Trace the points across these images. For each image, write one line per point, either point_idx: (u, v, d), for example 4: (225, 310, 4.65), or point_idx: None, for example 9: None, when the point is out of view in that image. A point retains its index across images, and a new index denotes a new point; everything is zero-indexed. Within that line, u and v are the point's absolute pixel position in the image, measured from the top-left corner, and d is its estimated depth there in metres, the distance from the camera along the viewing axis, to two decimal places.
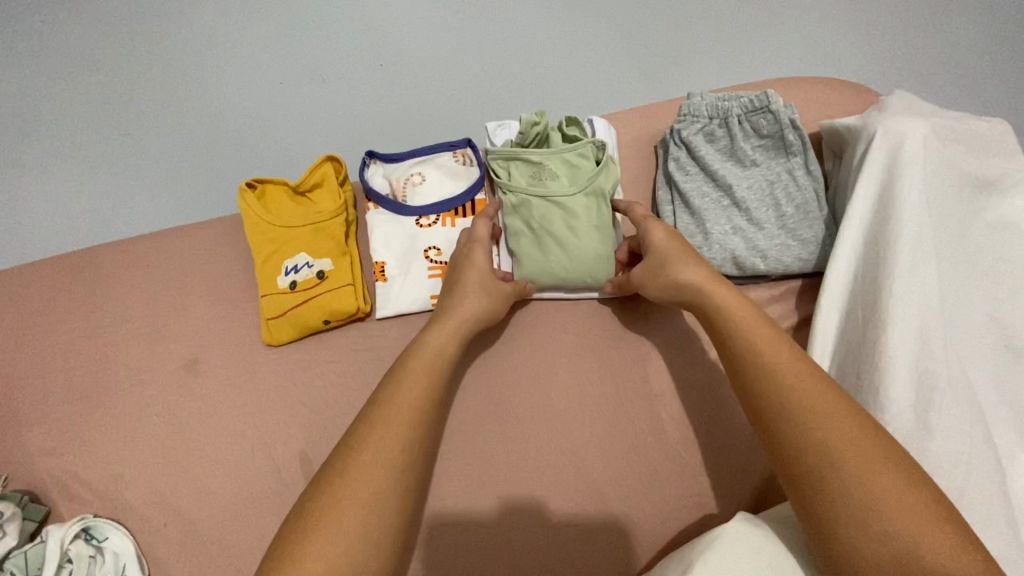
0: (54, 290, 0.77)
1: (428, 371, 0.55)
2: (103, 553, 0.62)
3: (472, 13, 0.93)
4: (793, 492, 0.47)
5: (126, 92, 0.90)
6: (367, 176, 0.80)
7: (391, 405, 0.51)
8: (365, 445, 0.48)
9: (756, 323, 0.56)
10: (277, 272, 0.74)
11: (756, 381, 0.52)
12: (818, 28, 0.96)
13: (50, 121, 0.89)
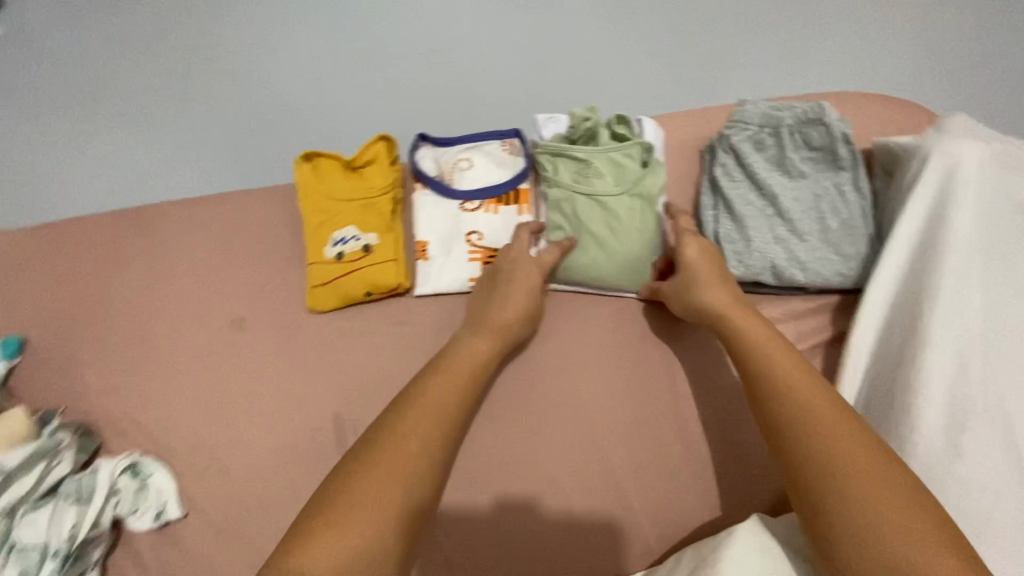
0: (118, 240, 0.82)
1: (467, 378, 0.58)
2: (147, 488, 0.67)
3: (528, 5, 0.95)
4: (803, 512, 0.49)
5: (197, 60, 0.95)
6: (417, 157, 0.83)
7: (427, 403, 0.53)
8: (397, 436, 0.50)
9: (777, 344, 0.58)
10: (326, 242, 0.77)
11: (771, 400, 0.53)
12: (879, 44, 0.94)
13: (126, 82, 0.94)
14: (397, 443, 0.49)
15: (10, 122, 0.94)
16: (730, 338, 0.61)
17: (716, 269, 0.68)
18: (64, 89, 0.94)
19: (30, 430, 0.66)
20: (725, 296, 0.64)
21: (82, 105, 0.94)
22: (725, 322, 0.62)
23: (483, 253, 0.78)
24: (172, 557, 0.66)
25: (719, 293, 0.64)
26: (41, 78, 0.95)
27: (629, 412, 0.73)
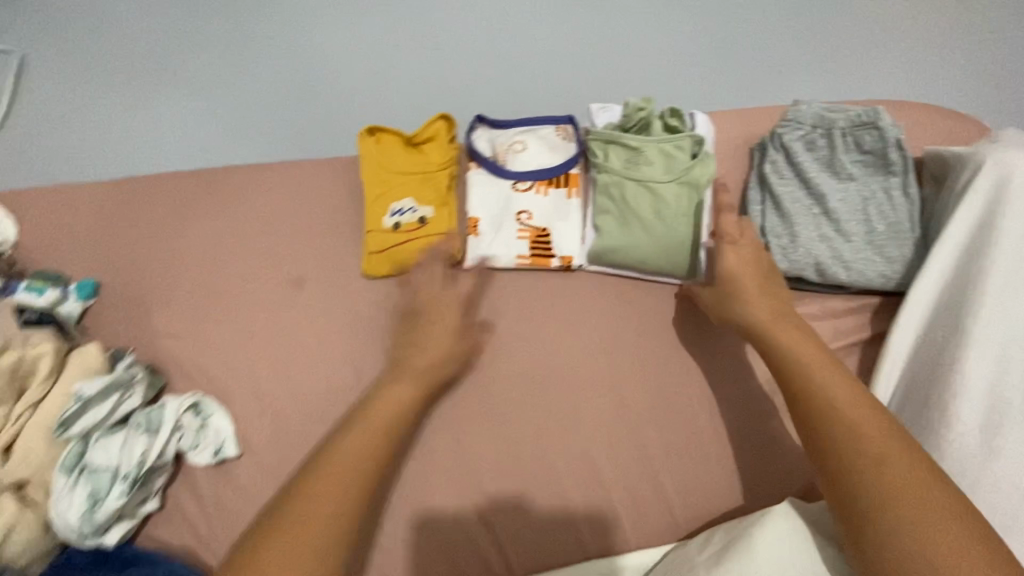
0: (190, 198, 0.87)
1: (381, 434, 0.61)
2: (206, 428, 0.71)
3: (586, 4, 0.98)
4: (848, 530, 0.49)
5: (271, 39, 1.01)
6: (473, 138, 0.86)
7: (338, 465, 0.56)
8: (306, 503, 0.53)
9: (820, 358, 0.58)
10: (383, 212, 0.81)
11: (812, 414, 0.55)
12: (930, 60, 0.96)
13: (208, 59, 1.02)
14: (307, 510, 0.53)
15: (106, 92, 1.03)
16: (770, 350, 0.62)
17: (755, 282, 0.67)
18: (155, 64, 1.03)
19: (104, 364, 0.71)
20: (767, 311, 0.65)
21: (169, 79, 1.02)
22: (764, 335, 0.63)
23: (532, 233, 0.81)
24: (225, 493, 0.70)
25: (761, 308, 0.65)
26: (137, 53, 1.04)
27: (664, 396, 0.75)
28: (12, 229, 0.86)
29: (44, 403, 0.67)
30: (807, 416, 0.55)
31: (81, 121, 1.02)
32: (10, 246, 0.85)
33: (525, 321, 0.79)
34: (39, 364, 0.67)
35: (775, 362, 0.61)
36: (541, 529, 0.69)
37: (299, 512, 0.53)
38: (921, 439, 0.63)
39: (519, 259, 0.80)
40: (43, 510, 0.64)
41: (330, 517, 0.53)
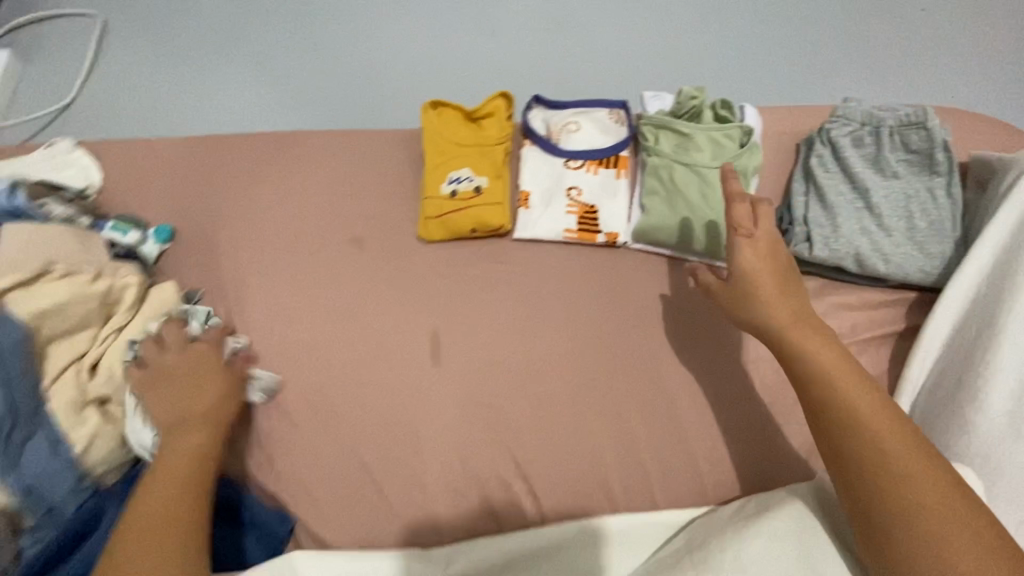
0: (261, 159, 0.93)
1: (187, 473, 0.60)
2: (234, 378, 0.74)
3: (642, 2, 1.03)
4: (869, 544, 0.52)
5: (344, 24, 1.09)
6: (529, 116, 0.90)
7: (153, 512, 0.56)
8: (139, 549, 0.54)
9: (846, 369, 0.57)
10: (441, 180, 0.85)
11: (839, 419, 0.55)
12: (979, 70, 0.97)
13: (283, 37, 1.10)
14: (142, 554, 0.53)
15: (188, 62, 1.11)
16: (790, 356, 0.60)
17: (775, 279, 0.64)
18: (235, 38, 1.11)
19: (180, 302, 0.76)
20: (789, 315, 0.61)
21: (246, 53, 1.10)
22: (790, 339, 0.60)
23: (580, 209, 0.85)
24: (279, 427, 0.75)
25: (784, 312, 0.62)
26: (219, 28, 1.12)
27: (699, 370, 0.77)
28: (99, 175, 0.92)
29: (128, 329, 0.71)
30: (831, 421, 0.56)
31: (165, 88, 1.10)
32: (96, 191, 0.91)
33: (569, 289, 0.82)
34: (125, 293, 0.72)
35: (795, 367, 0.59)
36: (575, 485, 0.73)
37: (137, 555, 0.54)
38: (949, 421, 0.66)
39: (567, 233, 0.84)
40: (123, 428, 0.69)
41: (158, 553, 0.54)
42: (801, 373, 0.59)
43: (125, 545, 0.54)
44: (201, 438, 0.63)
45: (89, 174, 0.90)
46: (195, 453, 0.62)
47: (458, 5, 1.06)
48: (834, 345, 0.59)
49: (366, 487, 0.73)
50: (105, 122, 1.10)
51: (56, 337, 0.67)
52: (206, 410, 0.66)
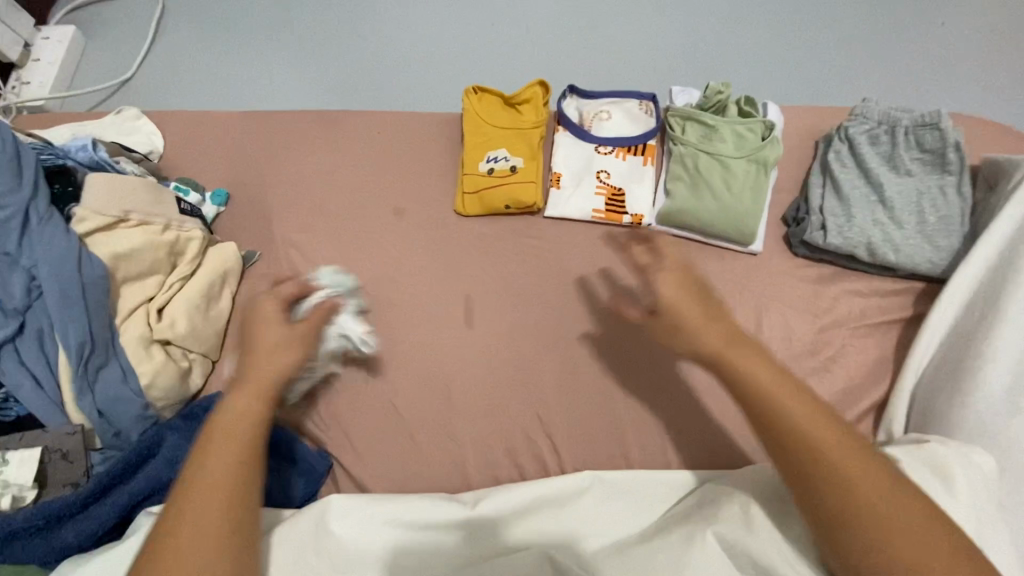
0: (306, 129, 0.99)
1: (233, 446, 0.55)
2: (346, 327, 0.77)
3: (673, 6, 1.09)
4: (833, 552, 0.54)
5: (391, 15, 1.16)
6: (563, 104, 0.96)
7: (195, 489, 0.52)
8: (175, 530, 0.50)
9: (785, 386, 0.57)
10: (479, 159, 0.91)
11: (789, 440, 0.55)
12: (994, 77, 1.02)
13: (333, 24, 1.17)
14: (177, 535, 0.50)
15: (243, 44, 1.19)
16: (728, 376, 0.59)
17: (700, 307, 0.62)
18: (287, 23, 1.18)
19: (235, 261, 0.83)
20: (722, 335, 0.60)
21: (297, 37, 1.17)
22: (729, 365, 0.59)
23: (608, 191, 0.90)
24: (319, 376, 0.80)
25: (716, 333, 0.60)
26: (274, 14, 1.20)
27: None
28: (161, 142, 0.98)
29: (191, 278, 0.78)
30: (782, 441, 0.56)
31: (221, 67, 1.18)
32: (158, 156, 0.97)
33: (595, 264, 0.87)
34: (189, 245, 0.78)
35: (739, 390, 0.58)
36: (595, 445, 0.78)
37: (174, 535, 0.50)
38: (952, 397, 0.70)
39: (595, 213, 0.89)
40: (183, 367, 0.75)
41: (192, 534, 0.50)
42: (743, 396, 0.58)
43: (163, 524, 0.51)
44: (252, 400, 0.58)
45: (152, 141, 0.96)
46: (248, 416, 0.57)
47: (500, 3, 1.13)
48: (767, 358, 0.59)
49: (402, 436, 0.79)
50: (165, 96, 1.18)
51: (128, 279, 0.73)
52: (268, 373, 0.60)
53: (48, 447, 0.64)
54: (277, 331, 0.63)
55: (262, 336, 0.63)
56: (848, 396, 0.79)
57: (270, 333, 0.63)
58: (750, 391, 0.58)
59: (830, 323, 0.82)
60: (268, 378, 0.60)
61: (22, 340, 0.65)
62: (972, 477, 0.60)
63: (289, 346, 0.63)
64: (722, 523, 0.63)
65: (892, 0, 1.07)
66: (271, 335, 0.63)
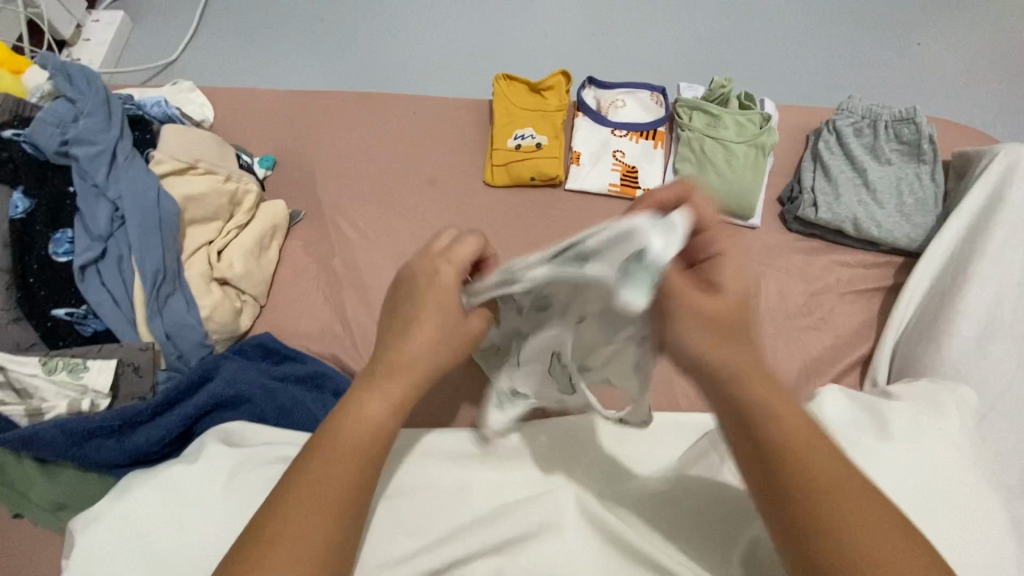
0: (345, 103, 1.07)
1: (356, 456, 0.49)
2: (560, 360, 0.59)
3: (681, 17, 1.22)
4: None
5: (423, 13, 1.26)
6: (583, 94, 1.06)
7: (305, 497, 0.47)
8: (276, 524, 0.45)
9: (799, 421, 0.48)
10: (507, 135, 1.00)
11: (805, 495, 0.44)
12: (964, 84, 1.14)
13: (369, 17, 1.27)
14: (277, 534, 0.45)
15: (282, 31, 1.27)
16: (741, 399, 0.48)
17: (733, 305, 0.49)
18: (325, 15, 1.27)
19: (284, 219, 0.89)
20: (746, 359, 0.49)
21: (334, 27, 1.26)
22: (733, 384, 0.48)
23: (623, 168, 1.00)
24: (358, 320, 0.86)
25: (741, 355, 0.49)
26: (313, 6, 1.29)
27: None
28: (213, 114, 1.05)
29: (246, 227, 0.85)
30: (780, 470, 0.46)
31: (260, 50, 1.25)
32: (208, 125, 1.04)
33: None
34: (246, 197, 0.86)
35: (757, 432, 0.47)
36: None
37: (276, 531, 0.45)
38: (929, 347, 0.80)
39: (611, 187, 0.99)
40: (236, 305, 0.81)
41: (293, 550, 0.44)
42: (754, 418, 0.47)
43: (263, 519, 0.46)
44: (374, 411, 0.51)
45: (204, 112, 1.03)
46: (373, 426, 0.51)
47: (525, 7, 1.25)
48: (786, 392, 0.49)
49: None
50: (205, 74, 1.24)
51: (194, 221, 0.82)
52: (412, 378, 0.53)
53: (122, 360, 0.72)
54: (450, 338, 0.55)
55: (438, 339, 0.55)
56: (837, 351, 0.88)
57: (446, 338, 0.55)
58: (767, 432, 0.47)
59: (820, 288, 0.92)
60: (406, 382, 0.53)
61: (104, 264, 0.75)
62: (962, 409, 0.64)
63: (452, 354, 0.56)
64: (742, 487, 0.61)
65: (874, 17, 1.20)
66: (448, 337, 0.55)
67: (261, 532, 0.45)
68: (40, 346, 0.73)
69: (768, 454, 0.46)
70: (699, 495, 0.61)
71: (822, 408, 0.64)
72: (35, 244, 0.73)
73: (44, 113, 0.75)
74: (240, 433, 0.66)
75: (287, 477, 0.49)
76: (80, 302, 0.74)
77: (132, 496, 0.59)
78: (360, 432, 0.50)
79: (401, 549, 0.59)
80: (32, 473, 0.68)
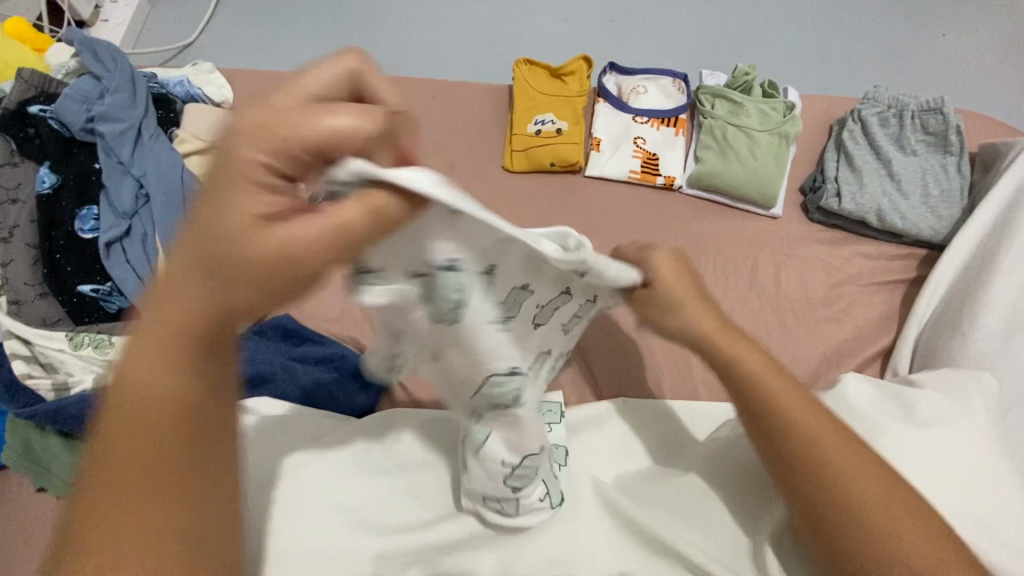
0: None
1: (143, 425, 0.43)
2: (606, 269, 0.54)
3: (704, 4, 1.20)
4: (817, 535, 0.50)
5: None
6: (604, 79, 1.06)
7: (120, 451, 0.43)
8: (99, 511, 0.42)
9: (771, 370, 0.55)
10: (527, 120, 1.00)
11: (790, 438, 0.52)
12: (992, 74, 1.12)
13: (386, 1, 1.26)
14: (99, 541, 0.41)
15: (299, 12, 1.26)
16: (723, 366, 0.57)
17: (683, 285, 0.59)
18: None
19: None
20: (712, 320, 0.58)
21: (350, 10, 1.25)
22: (719, 359, 0.57)
23: (644, 155, 0.99)
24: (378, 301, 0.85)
25: (707, 317, 0.58)
26: None
27: (741, 291, 0.89)
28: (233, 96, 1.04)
29: None
30: (760, 420, 0.54)
31: (275, 31, 1.24)
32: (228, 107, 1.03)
33: (630, 217, 0.95)
34: None
35: (751, 407, 0.55)
36: (634, 372, 0.82)
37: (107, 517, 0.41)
38: (956, 337, 0.78)
39: (631, 173, 0.98)
40: None
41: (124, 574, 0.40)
42: (737, 383, 0.56)
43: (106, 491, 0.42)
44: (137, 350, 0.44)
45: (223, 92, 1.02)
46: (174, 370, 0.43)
47: None
48: (759, 347, 0.58)
49: None
50: (220, 54, 1.24)
51: None
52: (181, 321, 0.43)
53: None
54: (208, 263, 0.41)
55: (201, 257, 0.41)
56: (859, 341, 0.87)
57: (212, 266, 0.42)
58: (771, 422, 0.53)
59: (841, 279, 0.91)
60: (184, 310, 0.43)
61: (128, 241, 0.76)
62: (986, 398, 0.63)
63: (281, 295, 0.43)
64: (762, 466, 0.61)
65: (901, 7, 1.18)
66: (205, 261, 0.41)
67: (86, 504, 0.42)
68: (66, 323, 0.74)
69: (767, 430, 0.54)
70: (719, 478, 0.61)
71: (845, 394, 0.64)
72: (62, 220, 0.75)
73: (71, 90, 0.77)
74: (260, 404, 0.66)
75: (91, 447, 0.45)
76: (105, 279, 0.75)
77: None
78: (158, 383, 0.44)
79: (418, 519, 0.59)
80: (56, 448, 0.69)
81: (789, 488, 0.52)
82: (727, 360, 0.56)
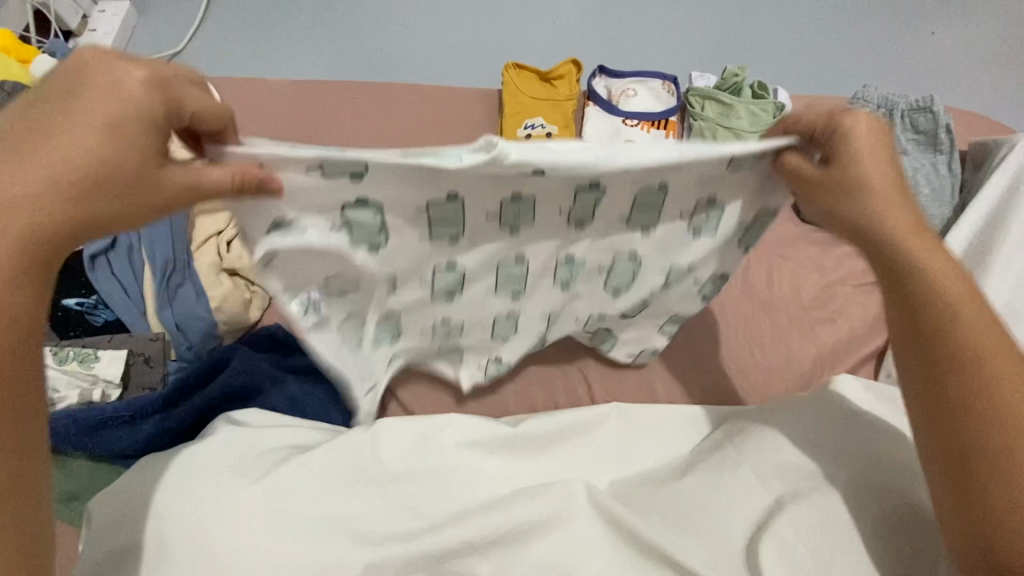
0: (349, 90, 1.05)
1: None
2: (624, 155, 0.47)
3: (694, 5, 1.20)
4: (957, 488, 0.46)
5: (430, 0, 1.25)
6: (594, 83, 1.05)
7: None
8: None
9: (962, 290, 0.48)
10: (516, 124, 0.99)
11: (960, 371, 0.46)
12: (980, 72, 1.13)
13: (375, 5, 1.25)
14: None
15: (287, 18, 1.25)
16: (903, 273, 0.49)
17: (885, 165, 0.49)
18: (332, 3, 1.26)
19: None
20: (907, 218, 0.49)
21: (339, 16, 1.25)
22: (896, 267, 0.50)
23: None
24: None
25: (905, 214, 0.49)
26: None
27: (733, 293, 0.89)
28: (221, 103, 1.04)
29: None
30: (930, 344, 0.48)
31: (264, 37, 1.24)
32: None
33: None
34: None
35: (919, 327, 0.49)
36: (627, 376, 0.82)
37: None
38: None
39: None
40: (246, 295, 0.79)
41: None
42: (916, 296, 0.49)
43: None
44: None
45: None
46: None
47: None
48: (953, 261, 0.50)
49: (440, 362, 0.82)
50: (208, 62, 1.23)
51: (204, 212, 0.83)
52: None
53: (132, 351, 0.73)
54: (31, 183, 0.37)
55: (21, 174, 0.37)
56: (853, 342, 0.86)
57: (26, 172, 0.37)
58: (948, 351, 0.47)
59: (833, 279, 0.91)
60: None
61: (113, 254, 0.79)
62: None
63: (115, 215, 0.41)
64: (763, 466, 0.59)
65: (890, 6, 1.18)
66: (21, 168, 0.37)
67: None
68: (50, 337, 0.76)
69: (937, 357, 0.48)
70: (713, 484, 0.59)
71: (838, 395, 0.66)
72: None
73: None
74: (244, 413, 0.66)
75: None
76: (91, 292, 0.77)
77: (143, 472, 0.59)
78: None
79: (405, 528, 0.58)
80: None
81: (938, 426, 0.47)
82: (911, 270, 0.49)
